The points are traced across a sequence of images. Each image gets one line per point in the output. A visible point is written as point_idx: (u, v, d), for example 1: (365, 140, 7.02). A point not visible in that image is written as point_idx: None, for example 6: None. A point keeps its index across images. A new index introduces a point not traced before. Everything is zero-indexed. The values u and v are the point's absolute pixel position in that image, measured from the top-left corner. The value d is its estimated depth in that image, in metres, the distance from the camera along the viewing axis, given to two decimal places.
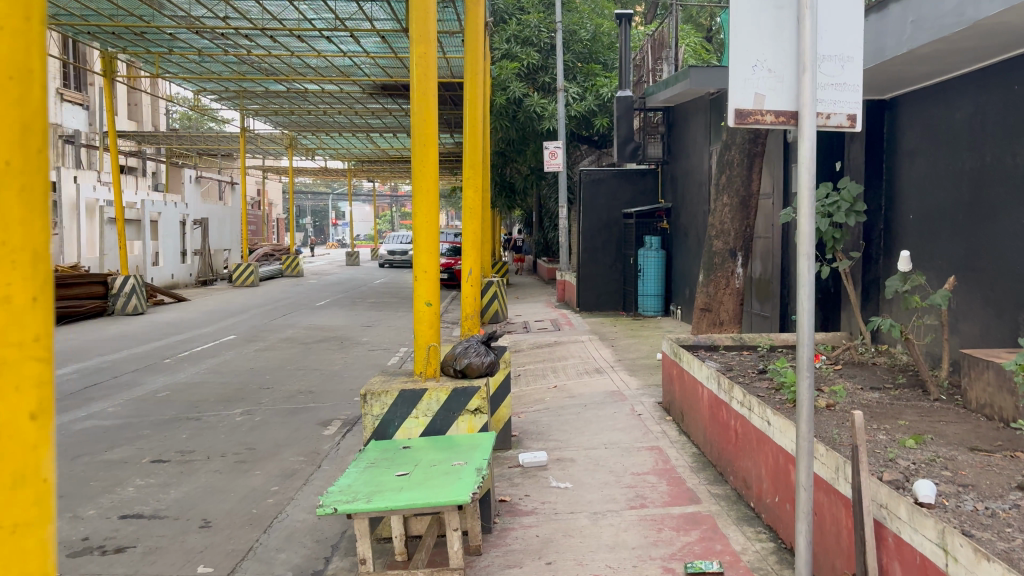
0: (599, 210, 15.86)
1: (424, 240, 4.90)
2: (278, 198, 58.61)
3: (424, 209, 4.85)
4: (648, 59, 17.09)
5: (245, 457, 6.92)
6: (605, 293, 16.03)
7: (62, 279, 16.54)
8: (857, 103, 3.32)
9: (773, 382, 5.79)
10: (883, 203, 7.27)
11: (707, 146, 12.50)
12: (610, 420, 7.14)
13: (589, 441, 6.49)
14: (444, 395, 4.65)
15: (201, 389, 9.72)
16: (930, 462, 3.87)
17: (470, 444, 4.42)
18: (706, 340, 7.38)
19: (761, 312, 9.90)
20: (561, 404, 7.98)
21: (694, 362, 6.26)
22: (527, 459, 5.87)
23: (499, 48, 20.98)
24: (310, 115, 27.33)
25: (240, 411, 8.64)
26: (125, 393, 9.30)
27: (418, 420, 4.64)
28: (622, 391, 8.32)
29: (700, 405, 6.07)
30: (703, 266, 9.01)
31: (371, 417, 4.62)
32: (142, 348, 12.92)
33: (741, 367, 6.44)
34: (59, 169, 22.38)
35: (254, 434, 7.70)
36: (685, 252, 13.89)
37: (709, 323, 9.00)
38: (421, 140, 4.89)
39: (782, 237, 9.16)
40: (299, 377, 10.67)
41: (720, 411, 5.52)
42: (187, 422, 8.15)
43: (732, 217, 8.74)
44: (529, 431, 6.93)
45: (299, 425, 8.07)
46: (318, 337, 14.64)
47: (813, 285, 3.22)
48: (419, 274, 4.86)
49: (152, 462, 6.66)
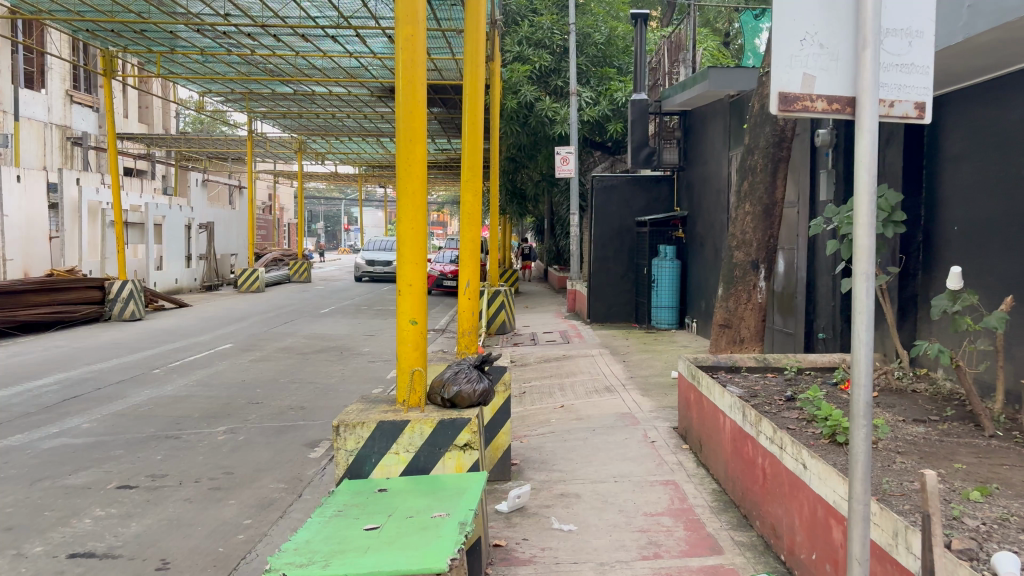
0: (612, 218, 15.25)
1: (408, 248, 4.29)
2: (290, 202, 58.52)
3: (409, 215, 4.26)
4: (665, 62, 16.51)
5: (221, 483, 6.34)
6: (617, 304, 15.43)
7: (57, 283, 16.12)
8: (927, 89, 2.70)
9: (803, 413, 5.16)
10: (922, 213, 6.62)
11: (726, 152, 11.87)
12: (620, 447, 6.49)
13: (597, 473, 5.86)
14: (429, 428, 4.05)
15: (187, 404, 9.15)
16: (1005, 522, 3.23)
17: (457, 486, 3.81)
18: (726, 360, 6.75)
19: (783, 328, 9.25)
20: (568, 428, 7.35)
21: (715, 388, 5.64)
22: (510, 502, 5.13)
23: (510, 51, 20.46)
24: (319, 118, 26.86)
25: (223, 429, 8.05)
26: (105, 407, 8.76)
27: (398, 457, 4.05)
28: (634, 414, 7.68)
29: (722, 437, 5.43)
30: (722, 279, 8.39)
31: (344, 452, 4.03)
32: (133, 357, 12.41)
33: (767, 394, 5.82)
34: (61, 170, 22.04)
35: (235, 456, 7.12)
36: (702, 262, 13.25)
37: (728, 341, 8.29)
38: (406, 135, 4.30)
39: (807, 251, 8.55)
40: (292, 391, 10.11)
41: (745, 445, 4.89)
42: (165, 441, 7.57)
43: (755, 226, 8.11)
44: (531, 460, 6.31)
45: (284, 446, 7.49)
46: (317, 346, 14.09)
47: (873, 310, 2.60)
48: (404, 287, 4.27)
49: (118, 488, 6.09)
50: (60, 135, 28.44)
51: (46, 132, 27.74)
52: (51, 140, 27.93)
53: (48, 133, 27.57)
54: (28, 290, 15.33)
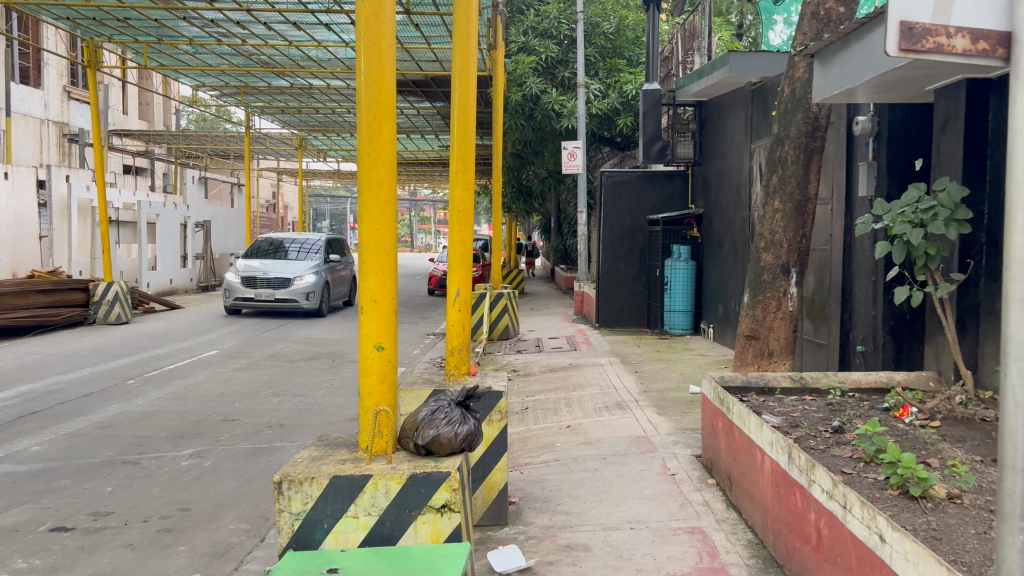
0: (622, 216, 14.41)
1: (372, 255, 3.42)
2: (295, 202, 57.81)
3: (372, 211, 3.39)
4: (679, 49, 15.63)
5: (174, 523, 5.47)
6: (628, 307, 14.54)
7: (38, 285, 15.32)
8: None
9: (861, 452, 4.26)
10: (986, 209, 5.70)
11: (748, 146, 10.98)
12: (636, 482, 5.61)
13: (611, 517, 4.97)
14: (397, 485, 3.17)
15: (155, 421, 8.28)
16: None
17: (430, 560, 2.91)
18: (757, 381, 5.87)
19: (814, 338, 8.34)
20: (575, 455, 6.45)
21: (749, 419, 4.75)
22: (502, 562, 4.23)
23: (516, 42, 19.60)
24: (317, 114, 26.02)
25: (189, 453, 7.19)
26: (62, 426, 7.92)
27: (357, 521, 3.17)
28: (649, 437, 6.79)
29: (759, 478, 4.55)
30: (748, 284, 7.46)
31: (289, 516, 3.17)
32: (110, 365, 11.57)
33: (809, 425, 4.96)
34: (49, 167, 21.21)
35: (196, 487, 6.25)
36: (719, 263, 12.37)
37: (755, 354, 7.35)
38: (371, 112, 3.42)
39: (843, 253, 7.63)
40: (274, 405, 9.26)
41: (792, 495, 4.01)
42: (121, 467, 6.70)
43: (785, 225, 7.20)
44: (533, 497, 5.44)
45: (254, 475, 6.62)
46: (307, 353, 13.22)
47: None
48: (368, 304, 3.40)
49: (51, 531, 5.25)
50: (56, 132, 27.68)
51: (42, 129, 27.00)
52: (47, 137, 27.19)
53: (44, 130, 26.83)
54: (6, 293, 14.54)
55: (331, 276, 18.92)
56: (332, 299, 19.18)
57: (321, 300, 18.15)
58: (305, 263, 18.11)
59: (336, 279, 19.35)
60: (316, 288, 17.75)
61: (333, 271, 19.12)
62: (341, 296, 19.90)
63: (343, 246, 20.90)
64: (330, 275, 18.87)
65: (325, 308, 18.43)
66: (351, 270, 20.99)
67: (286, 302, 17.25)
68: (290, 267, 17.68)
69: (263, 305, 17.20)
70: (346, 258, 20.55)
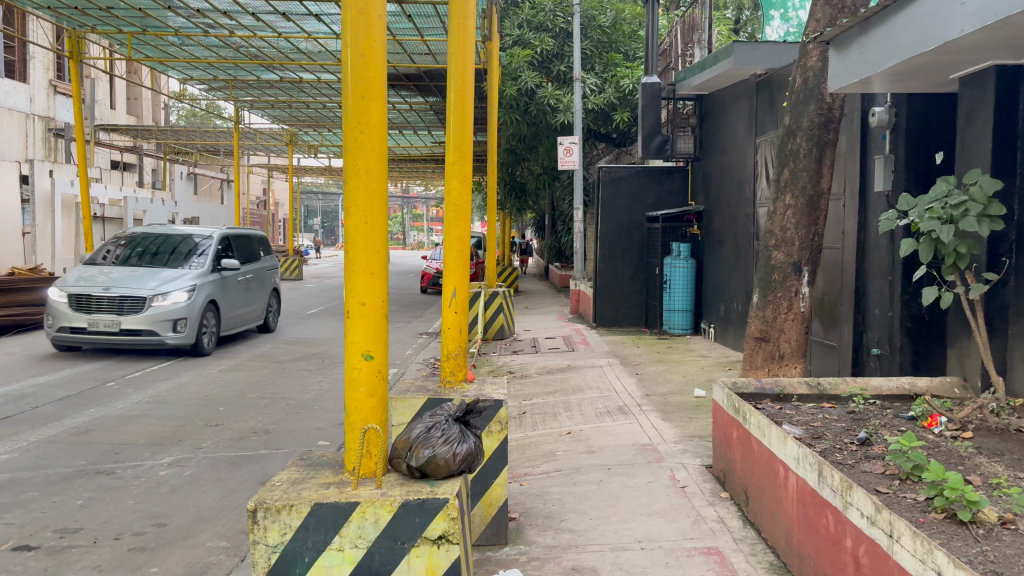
0: (620, 213, 14.04)
1: (360, 252, 3.04)
2: (285, 198, 57.20)
3: (360, 202, 3.02)
4: (678, 42, 15.29)
5: (147, 541, 5.08)
6: (625, 306, 14.18)
7: (18, 283, 14.86)
8: None
9: (896, 468, 3.90)
10: (1018, 204, 5.34)
11: (752, 140, 10.64)
12: (644, 496, 5.23)
13: (619, 536, 4.61)
14: (387, 514, 2.79)
15: (134, 426, 7.87)
16: None
17: None
18: (772, 387, 5.49)
19: (825, 340, 7.98)
20: (577, 465, 6.07)
21: (771, 430, 4.36)
22: None
23: (510, 35, 19.21)
24: (307, 109, 25.56)
25: (169, 461, 6.80)
26: (34, 433, 7.49)
27: (343, 555, 2.79)
28: (654, 445, 6.42)
29: (783, 497, 4.17)
30: (757, 284, 7.04)
31: (264, 548, 2.79)
32: (90, 366, 11.13)
33: (834, 436, 4.59)
34: (32, 162, 20.71)
35: (173, 501, 5.84)
36: (719, 261, 12.04)
37: (765, 358, 6.93)
38: (360, 91, 3.05)
39: (856, 251, 7.27)
40: (259, 409, 8.86)
41: (823, 518, 3.64)
42: (95, 478, 6.29)
43: (797, 222, 6.79)
44: (534, 513, 5.06)
45: (235, 485, 6.22)
46: (297, 354, 12.81)
47: None
48: (354, 308, 3.03)
49: (12, 550, 4.85)
50: (43, 127, 27.07)
51: (28, 123, 26.43)
52: (33, 132, 26.60)
53: (30, 125, 26.24)
54: None
55: (225, 293, 12.54)
56: (230, 326, 12.90)
57: (201, 330, 11.72)
58: (176, 274, 11.57)
59: (236, 297, 12.95)
60: (191, 313, 11.43)
61: (231, 285, 12.79)
62: (249, 319, 13.68)
63: (259, 244, 14.74)
64: (226, 292, 12.57)
65: (209, 341, 12.14)
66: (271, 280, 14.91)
67: (143, 338, 10.90)
68: (152, 280, 11.28)
69: (106, 342, 10.85)
70: (261, 264, 14.36)
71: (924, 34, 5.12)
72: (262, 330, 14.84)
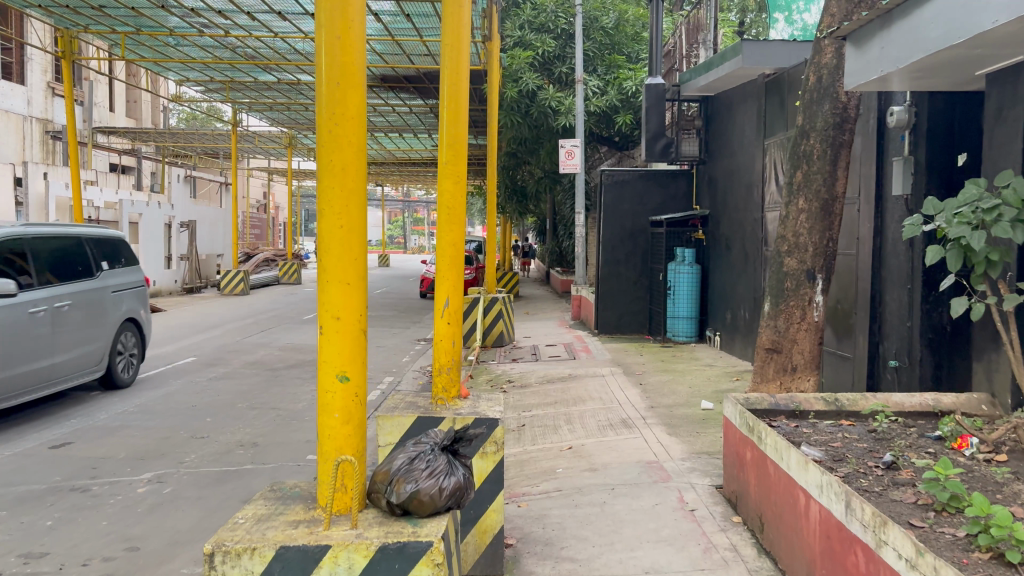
0: (623, 217, 13.70)
1: (335, 260, 2.72)
2: (285, 202, 56.95)
3: (334, 203, 2.70)
4: (683, 43, 14.97)
5: (117, 567, 4.73)
6: (628, 313, 13.85)
7: None
8: None
9: (931, 498, 3.56)
10: None
11: (761, 142, 10.30)
12: (651, 520, 4.88)
13: (624, 566, 4.26)
14: (362, 559, 2.44)
15: (116, 439, 7.53)
16: None
17: None
18: (786, 403, 5.15)
19: (838, 351, 7.64)
20: (578, 484, 5.71)
21: (790, 453, 4.01)
22: None
23: (511, 36, 18.94)
24: (306, 111, 25.25)
25: (149, 477, 6.45)
26: (10, 445, 7.15)
27: None
28: (660, 463, 6.07)
29: (803, 527, 3.82)
30: (768, 292, 6.66)
31: None
32: None
33: (857, 459, 4.24)
34: (26, 164, 20.35)
35: (150, 521, 5.50)
36: (725, 268, 11.72)
37: (777, 370, 6.55)
38: (335, 77, 2.71)
39: (872, 259, 6.92)
40: (248, 420, 8.51)
41: (853, 555, 3.27)
42: (69, 495, 5.95)
43: (811, 227, 6.41)
44: (532, 538, 4.71)
45: (217, 503, 5.87)
46: (290, 361, 12.45)
47: None
48: (328, 323, 2.71)
49: None
50: (40, 129, 26.74)
51: (25, 125, 26.11)
52: (30, 134, 26.29)
53: (28, 127, 25.93)
54: None
55: None
56: (6, 392, 7.50)
57: None
58: None
59: (19, 343, 7.59)
60: None
61: (6, 325, 7.43)
62: (73, 372, 8.52)
63: (107, 251, 9.61)
64: (2, 336, 7.37)
65: None
66: (128, 305, 9.75)
67: None
68: None
69: None
70: (101, 283, 9.12)
71: (955, 26, 4.78)
72: (107, 383, 9.53)
